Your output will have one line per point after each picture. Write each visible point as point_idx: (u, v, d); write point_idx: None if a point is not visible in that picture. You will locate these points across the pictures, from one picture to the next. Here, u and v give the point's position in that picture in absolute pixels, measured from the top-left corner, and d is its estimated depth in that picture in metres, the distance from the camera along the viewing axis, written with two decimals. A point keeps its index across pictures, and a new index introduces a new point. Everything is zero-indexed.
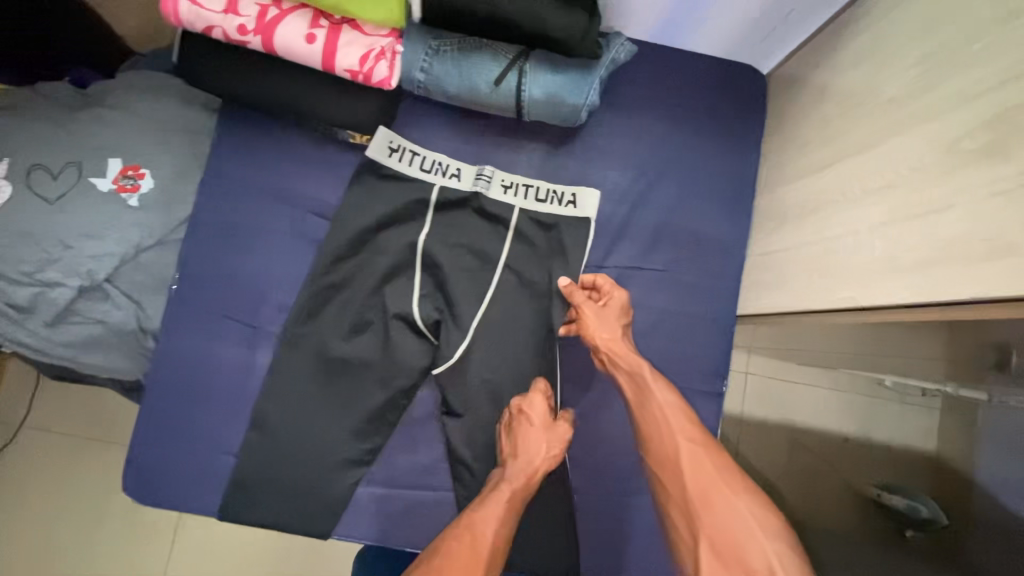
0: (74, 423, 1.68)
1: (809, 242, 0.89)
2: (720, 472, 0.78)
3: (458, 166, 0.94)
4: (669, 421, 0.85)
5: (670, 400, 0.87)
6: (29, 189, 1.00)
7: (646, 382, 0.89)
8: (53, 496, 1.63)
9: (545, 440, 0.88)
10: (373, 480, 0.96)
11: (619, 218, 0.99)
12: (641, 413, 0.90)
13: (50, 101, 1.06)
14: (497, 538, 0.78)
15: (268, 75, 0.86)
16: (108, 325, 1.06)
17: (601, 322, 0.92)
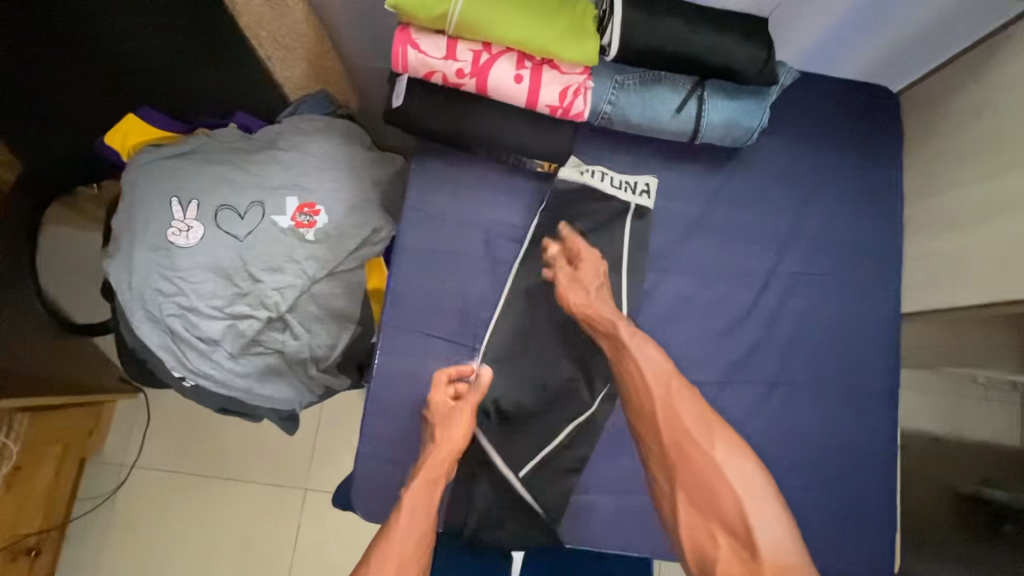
0: (185, 462, 1.67)
1: (983, 240, 0.90)
2: (693, 420, 0.79)
3: (645, 181, 0.98)
4: (645, 368, 0.85)
5: (647, 353, 0.86)
6: (219, 227, 1.06)
7: (624, 343, 0.89)
8: (165, 535, 1.62)
9: (460, 426, 0.87)
10: (587, 486, 0.92)
11: (786, 229, 1.00)
12: (624, 375, 0.88)
13: (227, 145, 1.13)
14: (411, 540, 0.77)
15: (470, 110, 0.92)
16: (286, 354, 1.11)
17: (575, 287, 0.94)
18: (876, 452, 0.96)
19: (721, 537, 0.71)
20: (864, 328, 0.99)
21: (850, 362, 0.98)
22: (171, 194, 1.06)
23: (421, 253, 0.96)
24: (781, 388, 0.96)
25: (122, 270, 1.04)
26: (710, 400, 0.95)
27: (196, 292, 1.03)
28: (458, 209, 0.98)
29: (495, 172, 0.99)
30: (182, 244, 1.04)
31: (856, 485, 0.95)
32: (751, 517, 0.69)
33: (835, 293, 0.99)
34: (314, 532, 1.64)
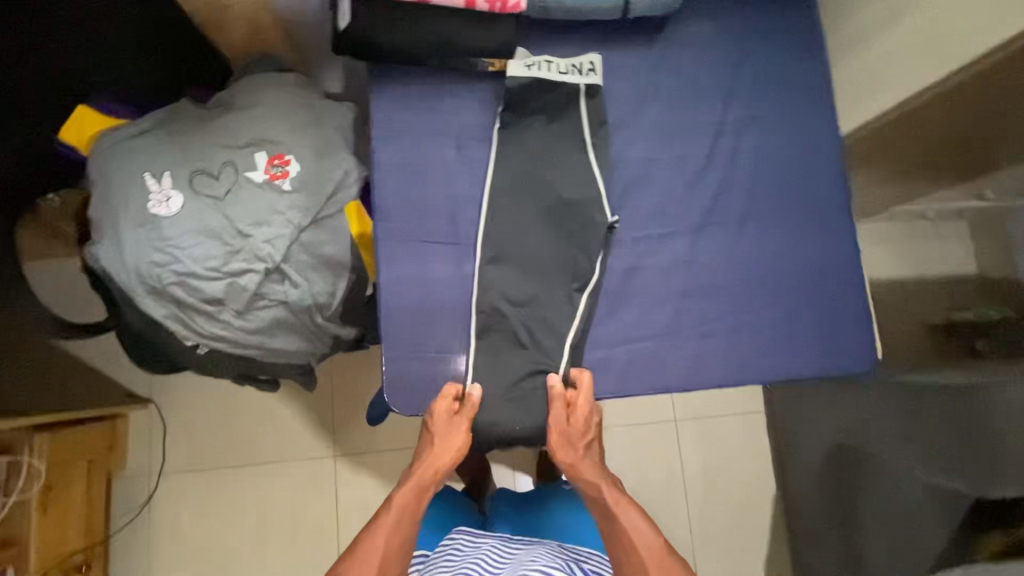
0: (209, 460, 1.67)
1: None
2: (655, 561, 0.76)
3: (589, 62, 1.02)
4: (621, 533, 0.80)
5: (633, 524, 0.80)
6: (197, 191, 1.08)
7: (611, 505, 0.84)
8: (208, 529, 1.64)
9: (450, 446, 0.92)
10: (596, 344, 1.00)
11: (726, 81, 1.08)
12: (608, 534, 0.82)
13: (184, 117, 1.15)
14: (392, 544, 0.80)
15: (414, 20, 0.96)
16: (289, 304, 1.14)
17: (569, 446, 0.94)
18: (843, 262, 1.06)
19: None
20: (811, 155, 1.08)
21: (806, 189, 1.07)
22: (143, 169, 1.08)
23: (399, 167, 1.00)
24: (750, 223, 1.05)
25: (113, 251, 1.06)
26: (690, 247, 1.03)
27: (190, 257, 1.06)
28: (424, 121, 1.03)
29: (451, 79, 1.04)
30: (166, 214, 1.06)
31: (831, 291, 1.05)
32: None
33: (781, 129, 1.08)
34: (352, 496, 1.68)
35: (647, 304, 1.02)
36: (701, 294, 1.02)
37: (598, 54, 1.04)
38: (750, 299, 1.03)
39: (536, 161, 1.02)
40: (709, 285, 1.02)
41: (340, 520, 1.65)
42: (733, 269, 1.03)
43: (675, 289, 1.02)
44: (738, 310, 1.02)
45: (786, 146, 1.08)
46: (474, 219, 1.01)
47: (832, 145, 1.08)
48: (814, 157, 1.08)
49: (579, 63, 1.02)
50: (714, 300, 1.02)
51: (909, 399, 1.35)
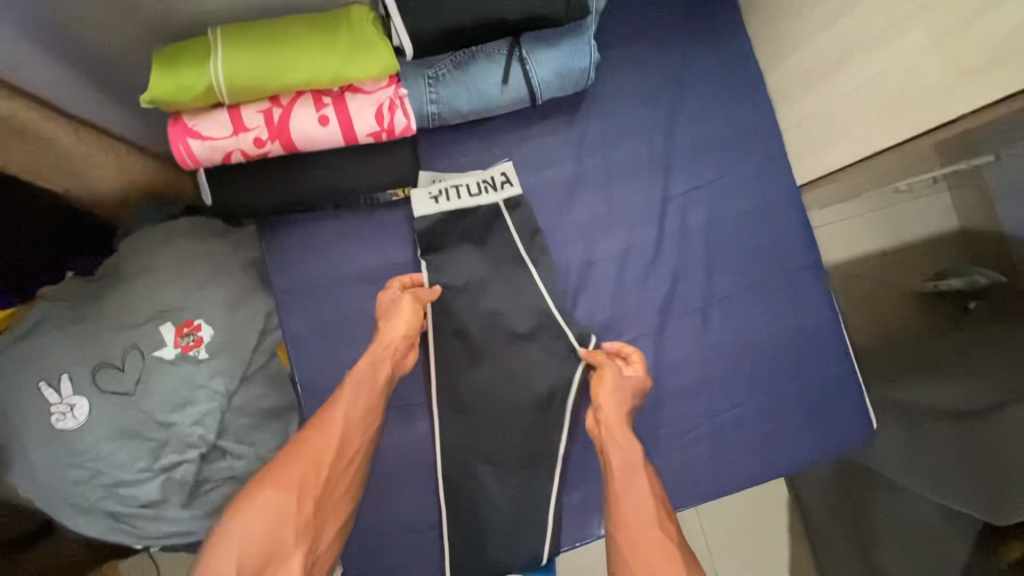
0: None
1: None
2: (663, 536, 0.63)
3: (501, 172, 0.92)
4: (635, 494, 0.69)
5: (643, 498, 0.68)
6: (104, 390, 0.96)
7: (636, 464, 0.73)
8: None
9: (401, 315, 0.83)
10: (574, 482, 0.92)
11: (661, 151, 0.96)
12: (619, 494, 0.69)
13: (69, 301, 1.01)
14: (355, 415, 0.75)
15: (292, 172, 0.84)
16: (239, 477, 1.04)
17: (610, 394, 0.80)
18: (821, 330, 0.96)
19: None
20: (771, 215, 0.96)
21: (769, 255, 0.96)
22: (37, 377, 0.96)
23: (317, 334, 0.89)
24: (716, 310, 0.95)
25: (26, 477, 0.95)
26: (657, 352, 0.93)
27: (112, 465, 0.95)
28: (337, 272, 0.91)
29: (357, 218, 0.92)
30: (74, 426, 0.95)
31: (814, 365, 0.96)
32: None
33: (732, 193, 0.96)
34: None
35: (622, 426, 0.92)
36: (675, 401, 0.93)
37: (512, 159, 0.93)
38: (728, 394, 0.94)
39: (471, 293, 0.90)
40: (684, 389, 0.93)
41: None
42: (704, 365, 0.94)
43: (647, 402, 0.92)
44: (719, 410, 0.93)
45: (743, 211, 0.96)
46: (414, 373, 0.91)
47: (791, 198, 0.97)
48: (773, 215, 0.97)
49: (491, 176, 0.92)
50: (693, 404, 0.93)
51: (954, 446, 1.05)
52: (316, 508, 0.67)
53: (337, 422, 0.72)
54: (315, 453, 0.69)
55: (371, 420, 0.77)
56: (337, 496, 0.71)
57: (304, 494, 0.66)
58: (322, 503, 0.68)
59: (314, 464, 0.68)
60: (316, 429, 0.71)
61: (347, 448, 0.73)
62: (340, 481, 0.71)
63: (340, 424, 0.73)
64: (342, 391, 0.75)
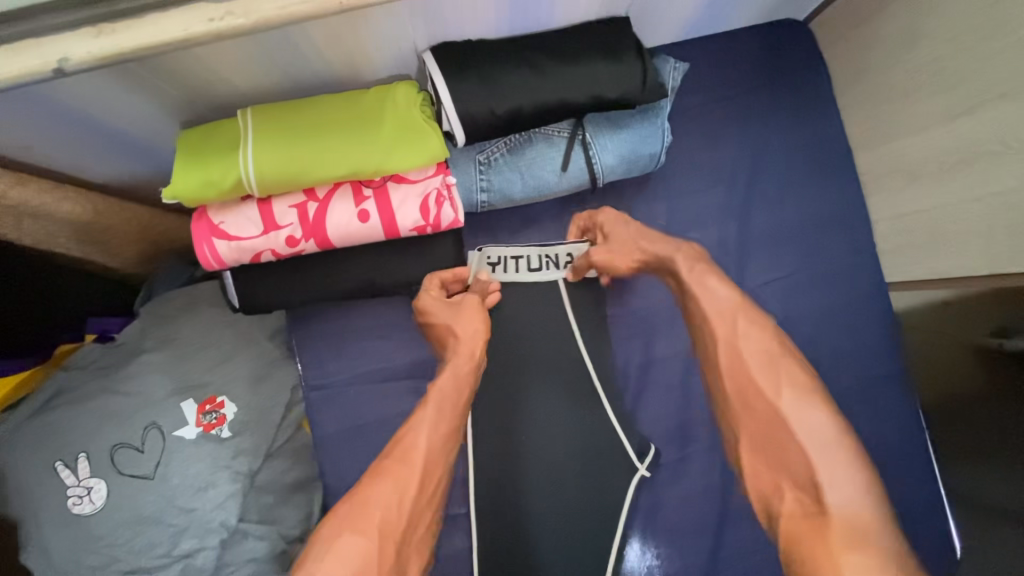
0: None
1: (962, 200, 0.76)
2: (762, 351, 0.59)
3: (568, 250, 0.81)
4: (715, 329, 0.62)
5: (753, 328, 0.61)
6: (122, 473, 0.91)
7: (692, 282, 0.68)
8: None
9: (466, 323, 0.73)
10: None
11: (732, 239, 0.86)
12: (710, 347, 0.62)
13: (90, 372, 0.96)
14: (437, 442, 0.66)
15: (325, 265, 0.74)
16: (260, 560, 0.98)
17: (642, 242, 0.75)
18: (904, 443, 0.86)
19: (791, 492, 0.53)
20: (850, 313, 0.86)
21: (848, 358, 0.86)
22: (54, 456, 0.91)
23: (349, 435, 0.81)
24: None
25: (42, 563, 0.90)
26: None
27: (130, 552, 0.90)
28: (372, 367, 0.83)
29: (395, 308, 0.84)
30: (90, 511, 0.89)
31: (897, 484, 0.85)
32: (821, 469, 0.52)
33: (810, 288, 0.86)
34: None
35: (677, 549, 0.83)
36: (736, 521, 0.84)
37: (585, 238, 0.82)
38: None
39: (516, 396, 0.77)
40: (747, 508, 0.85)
41: None
42: None
43: None
44: None
45: (821, 307, 0.86)
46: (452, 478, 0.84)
47: (875, 295, 0.87)
48: (854, 314, 0.87)
49: (556, 252, 0.81)
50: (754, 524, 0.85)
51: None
52: (400, 550, 0.58)
53: (419, 451, 0.63)
54: (397, 486, 0.60)
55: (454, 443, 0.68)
56: (417, 539, 0.61)
57: (387, 537, 0.57)
58: (404, 548, 0.59)
59: (395, 501, 0.59)
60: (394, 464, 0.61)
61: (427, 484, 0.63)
62: (422, 519, 0.62)
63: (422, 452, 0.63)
64: (423, 411, 0.67)
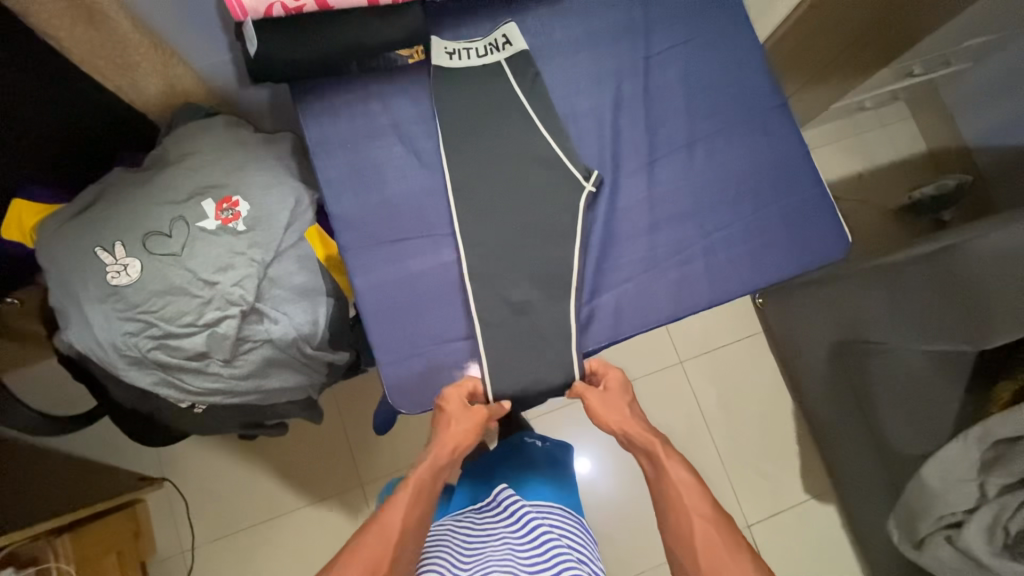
0: (232, 506, 1.61)
1: None
2: (703, 514, 0.85)
3: (504, 35, 1.06)
4: (677, 504, 0.87)
5: (688, 489, 0.88)
6: (153, 253, 1.06)
7: (661, 460, 0.92)
8: (249, 561, 1.58)
9: (470, 427, 0.94)
10: (593, 295, 1.02)
11: (640, 16, 1.10)
12: (656, 490, 0.91)
13: (121, 182, 1.13)
14: (411, 522, 0.85)
15: (321, 30, 0.96)
16: (276, 342, 1.13)
17: (622, 419, 0.98)
18: (798, 159, 1.08)
19: None
20: (738, 66, 1.10)
21: (744, 101, 1.09)
22: (94, 244, 1.06)
23: (350, 175, 1.00)
24: (698, 145, 1.07)
25: (85, 333, 1.05)
26: (649, 183, 1.05)
27: (162, 318, 1.05)
28: (364, 124, 1.03)
29: (379, 81, 1.04)
30: (126, 282, 1.04)
31: (793, 187, 1.07)
32: None
33: (704, 49, 1.10)
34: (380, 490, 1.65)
35: (626, 249, 1.03)
36: (670, 224, 1.04)
37: (517, 24, 1.07)
38: (719, 214, 1.05)
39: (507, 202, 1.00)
40: (678, 214, 1.04)
41: (367, 484, 1.63)
42: (696, 190, 1.05)
43: (643, 228, 1.04)
44: (707, 232, 1.04)
45: (716, 62, 1.10)
46: (434, 207, 1.01)
47: (758, 50, 1.11)
48: (741, 66, 1.10)
49: (494, 39, 1.06)
50: (685, 228, 1.04)
51: (905, 270, 1.35)
52: None
53: (397, 525, 0.83)
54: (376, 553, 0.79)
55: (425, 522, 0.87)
56: None
57: None
58: None
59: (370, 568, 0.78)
60: (377, 535, 0.81)
61: (403, 548, 0.83)
62: None
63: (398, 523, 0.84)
64: (404, 494, 0.87)
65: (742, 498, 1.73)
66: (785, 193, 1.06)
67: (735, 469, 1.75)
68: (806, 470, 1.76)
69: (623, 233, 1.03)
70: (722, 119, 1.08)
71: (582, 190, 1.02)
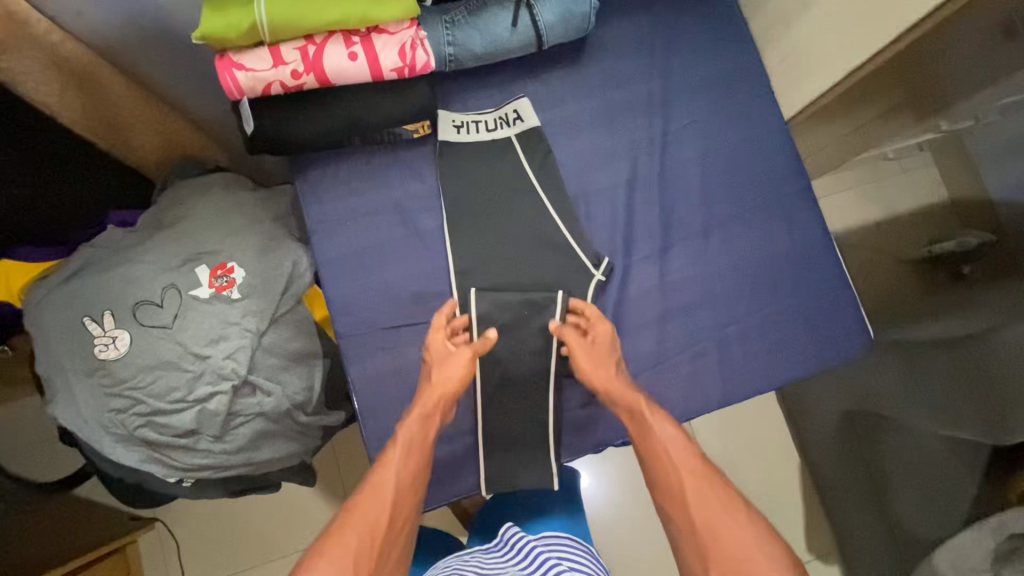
0: (223, 552, 1.58)
1: None
2: (694, 473, 0.76)
3: (515, 109, 1.01)
4: (664, 457, 0.78)
5: (674, 442, 0.80)
6: (143, 324, 1.02)
7: (645, 416, 0.83)
8: None
9: (457, 368, 0.88)
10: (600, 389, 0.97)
11: (660, 90, 1.04)
12: (643, 447, 0.82)
13: (114, 245, 1.09)
14: (405, 477, 0.78)
15: (322, 107, 0.91)
16: (268, 414, 1.09)
17: (603, 371, 0.89)
18: (819, 247, 1.03)
19: None
20: (761, 145, 1.04)
21: (765, 183, 1.04)
22: (82, 314, 1.02)
23: (349, 256, 0.96)
24: (715, 230, 1.02)
25: (70, 405, 1.02)
26: (663, 269, 1.00)
27: (151, 394, 1.01)
28: (364, 202, 0.98)
29: (382, 155, 0.99)
30: (115, 356, 1.01)
31: (813, 278, 1.02)
32: None
33: (726, 127, 1.04)
34: None
35: (637, 339, 0.98)
36: (682, 314, 0.99)
37: (529, 98, 1.02)
38: (734, 305, 1.00)
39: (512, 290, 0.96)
40: (691, 303, 0.99)
41: None
42: (710, 278, 1.00)
43: (655, 317, 0.99)
44: (722, 323, 0.99)
45: (738, 141, 1.04)
46: (436, 291, 0.97)
47: (782, 129, 1.05)
48: (765, 145, 1.04)
49: (505, 113, 1.01)
50: (698, 320, 0.99)
51: None
52: None
53: (391, 486, 0.76)
54: (370, 515, 0.72)
55: (420, 483, 0.80)
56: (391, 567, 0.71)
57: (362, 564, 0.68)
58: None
59: (366, 529, 0.71)
60: (369, 496, 0.74)
61: (400, 507, 0.75)
62: (391, 549, 0.72)
63: (393, 483, 0.76)
64: (395, 452, 0.80)
65: None
66: (805, 283, 1.01)
67: None
68: None
69: (634, 322, 0.98)
70: (742, 202, 1.03)
71: (592, 278, 0.97)
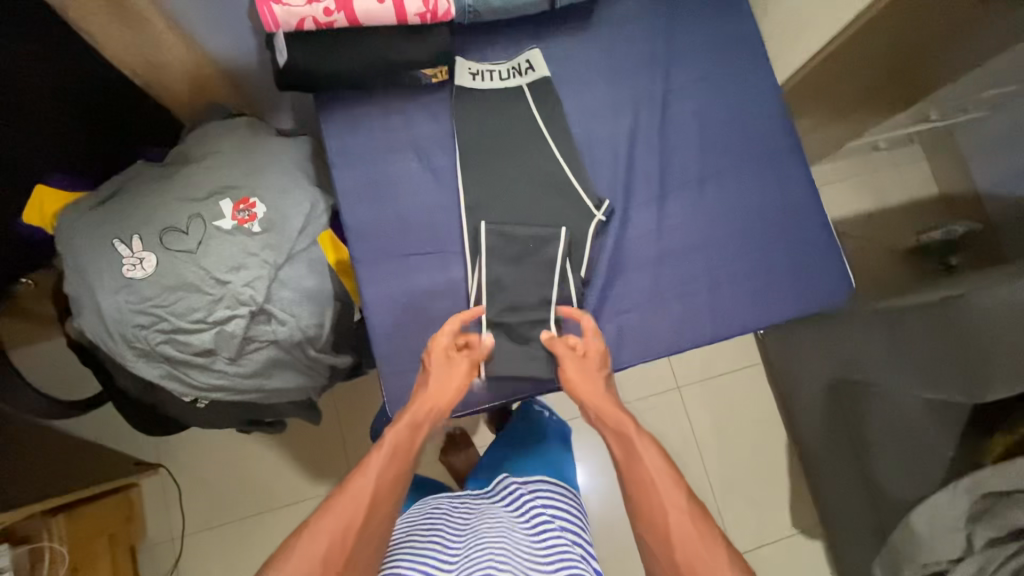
0: (224, 497, 1.63)
1: None
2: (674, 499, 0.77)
3: (527, 60, 1.08)
4: (645, 481, 0.80)
5: (656, 461, 0.82)
6: (170, 248, 1.09)
7: (630, 437, 0.86)
8: (237, 552, 1.60)
9: (451, 383, 0.92)
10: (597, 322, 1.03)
11: (663, 50, 1.12)
12: (624, 465, 0.84)
13: (145, 177, 1.16)
14: (387, 478, 0.79)
15: (350, 46, 0.98)
16: (281, 343, 1.14)
17: (592, 392, 0.93)
18: (806, 201, 1.09)
19: None
20: (756, 105, 1.11)
21: (758, 139, 1.11)
22: (112, 236, 1.08)
23: (367, 188, 1.03)
24: (709, 181, 1.08)
25: (97, 321, 1.08)
26: (660, 215, 1.07)
27: (172, 313, 1.07)
28: (383, 138, 1.05)
29: (402, 97, 1.07)
30: (141, 275, 1.07)
31: (800, 230, 1.08)
32: None
33: (723, 87, 1.12)
34: None
35: (632, 278, 1.05)
36: (676, 256, 1.05)
37: (541, 51, 1.10)
38: (725, 250, 1.06)
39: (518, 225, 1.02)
40: (684, 247, 1.06)
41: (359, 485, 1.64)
42: (703, 225, 1.07)
43: (650, 258, 1.05)
44: (713, 267, 1.06)
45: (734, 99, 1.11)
46: (446, 224, 1.03)
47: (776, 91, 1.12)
48: (760, 105, 1.12)
49: (517, 63, 1.09)
50: (691, 262, 1.06)
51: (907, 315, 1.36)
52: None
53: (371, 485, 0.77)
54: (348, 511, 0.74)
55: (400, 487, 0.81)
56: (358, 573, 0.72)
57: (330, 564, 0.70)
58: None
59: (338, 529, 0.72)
60: (348, 496, 0.75)
61: (376, 509, 0.76)
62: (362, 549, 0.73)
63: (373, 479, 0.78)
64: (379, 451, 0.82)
65: (730, 527, 1.73)
66: (793, 234, 1.08)
67: (724, 497, 1.75)
68: (795, 504, 1.76)
69: (631, 262, 1.05)
70: (736, 157, 1.09)
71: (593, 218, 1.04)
